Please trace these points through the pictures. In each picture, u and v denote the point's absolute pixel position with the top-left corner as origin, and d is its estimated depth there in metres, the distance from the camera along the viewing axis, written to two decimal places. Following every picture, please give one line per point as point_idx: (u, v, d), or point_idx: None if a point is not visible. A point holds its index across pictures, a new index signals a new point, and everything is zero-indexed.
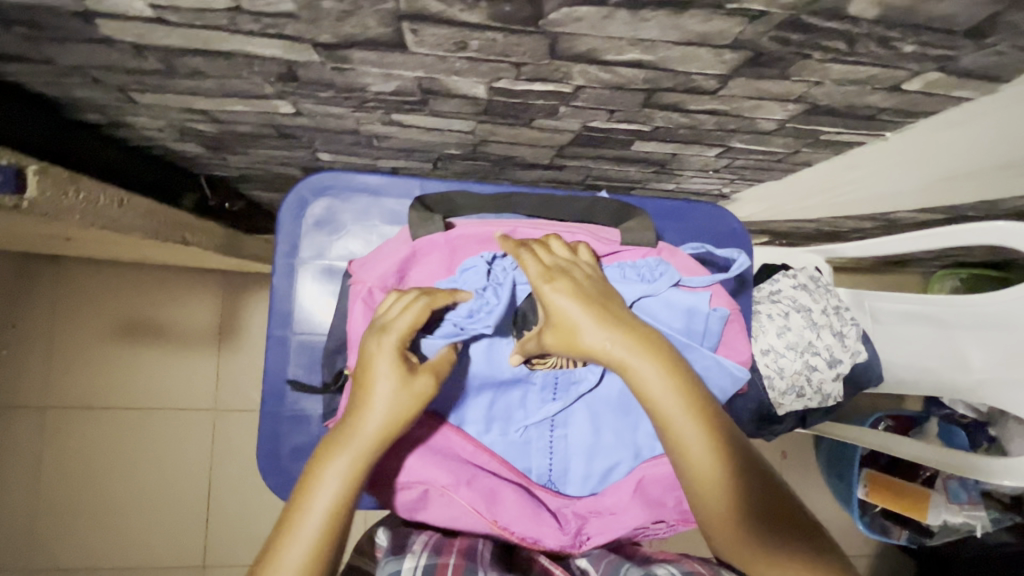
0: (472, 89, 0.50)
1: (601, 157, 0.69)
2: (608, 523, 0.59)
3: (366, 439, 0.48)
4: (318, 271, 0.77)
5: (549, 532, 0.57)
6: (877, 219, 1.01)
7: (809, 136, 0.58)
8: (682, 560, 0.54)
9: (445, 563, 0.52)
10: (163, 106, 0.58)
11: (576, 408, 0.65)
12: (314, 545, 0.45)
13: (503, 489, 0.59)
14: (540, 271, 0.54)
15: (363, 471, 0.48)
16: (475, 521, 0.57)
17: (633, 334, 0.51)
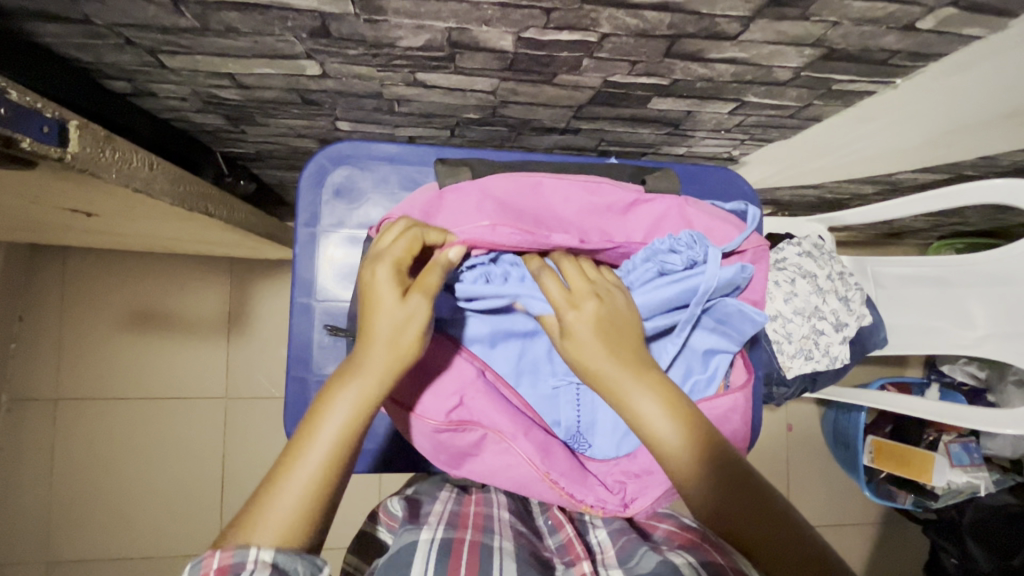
0: (500, 41, 0.51)
1: (616, 118, 0.71)
2: (645, 484, 0.59)
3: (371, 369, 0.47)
4: (340, 237, 0.78)
5: (596, 492, 0.58)
6: (880, 183, 1.03)
7: (821, 86, 0.60)
8: (700, 547, 0.54)
9: (461, 538, 0.55)
10: (192, 70, 0.59)
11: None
12: (314, 479, 0.43)
13: (555, 446, 0.60)
14: (564, 299, 0.54)
15: (365, 403, 0.47)
16: (527, 473, 0.57)
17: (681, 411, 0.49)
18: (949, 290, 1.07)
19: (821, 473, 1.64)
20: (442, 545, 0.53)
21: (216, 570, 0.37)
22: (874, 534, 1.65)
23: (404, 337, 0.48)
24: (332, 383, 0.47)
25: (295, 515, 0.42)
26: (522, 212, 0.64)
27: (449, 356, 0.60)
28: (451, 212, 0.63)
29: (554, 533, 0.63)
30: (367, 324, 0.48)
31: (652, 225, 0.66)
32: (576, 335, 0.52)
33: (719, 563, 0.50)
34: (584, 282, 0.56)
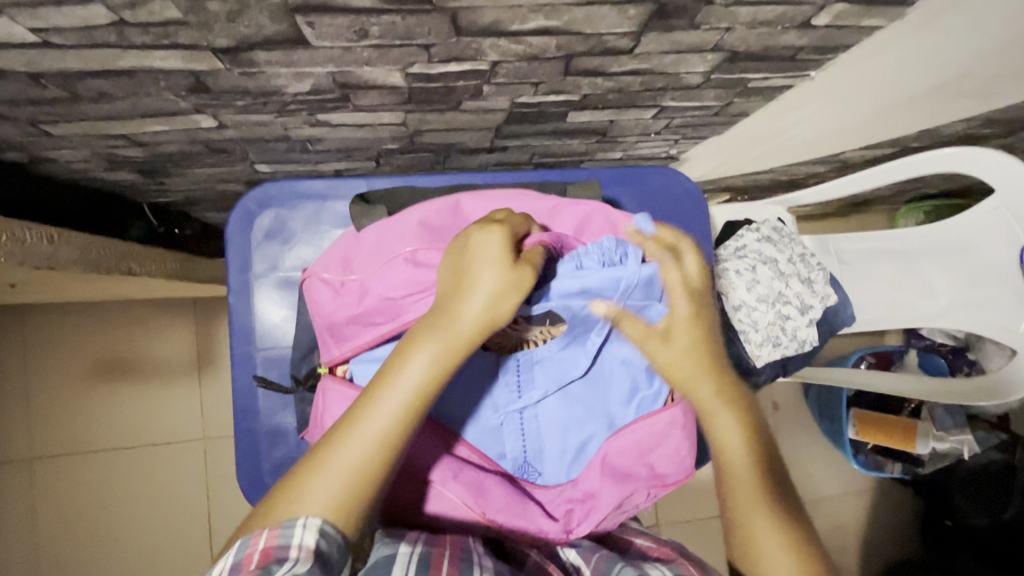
0: (389, 78, 0.49)
1: (540, 133, 0.69)
2: (591, 508, 0.59)
3: (461, 331, 0.47)
4: (273, 283, 0.76)
5: (539, 521, 0.57)
6: (830, 162, 1.02)
7: (736, 85, 0.58)
8: (676, 560, 0.54)
9: (440, 553, 0.49)
10: (82, 135, 0.56)
11: (549, 390, 0.64)
12: (392, 421, 0.46)
13: (489, 481, 0.58)
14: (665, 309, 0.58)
15: (446, 366, 0.48)
16: (463, 515, 0.56)
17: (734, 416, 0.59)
18: (909, 261, 1.05)
19: (811, 448, 1.63)
20: (422, 557, 0.48)
21: (261, 549, 0.42)
22: (871, 503, 1.64)
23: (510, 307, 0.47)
24: (417, 340, 0.48)
25: (365, 457, 0.46)
26: (443, 235, 0.60)
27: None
28: (368, 251, 0.60)
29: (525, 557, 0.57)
30: (467, 288, 0.47)
31: (585, 228, 0.62)
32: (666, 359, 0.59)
33: None
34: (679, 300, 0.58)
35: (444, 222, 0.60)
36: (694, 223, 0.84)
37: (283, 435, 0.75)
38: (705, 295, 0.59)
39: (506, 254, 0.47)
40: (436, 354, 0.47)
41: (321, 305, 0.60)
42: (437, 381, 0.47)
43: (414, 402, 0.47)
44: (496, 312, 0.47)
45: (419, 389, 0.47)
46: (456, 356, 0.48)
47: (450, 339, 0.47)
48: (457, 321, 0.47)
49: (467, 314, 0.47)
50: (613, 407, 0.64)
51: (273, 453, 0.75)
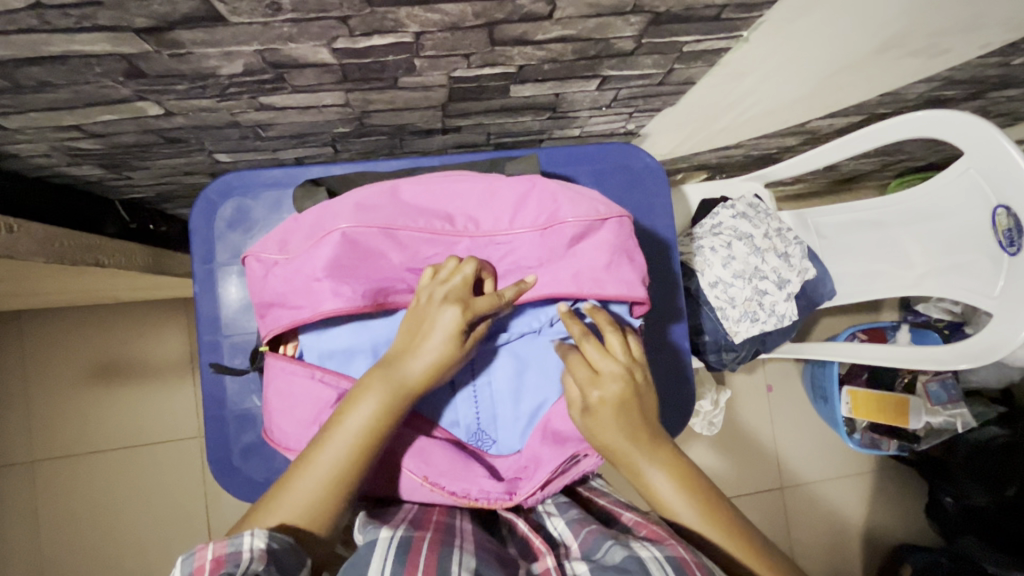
0: (317, 55, 0.50)
1: (488, 110, 0.70)
2: (535, 473, 0.62)
3: (406, 381, 0.55)
4: (237, 271, 0.78)
5: (481, 482, 0.61)
6: (800, 133, 1.01)
7: (671, 50, 0.59)
8: (667, 540, 0.51)
9: (422, 536, 0.53)
10: (34, 127, 0.58)
11: (493, 352, 0.68)
12: (338, 461, 0.52)
13: (432, 446, 0.61)
14: (586, 370, 0.58)
15: (391, 412, 0.54)
16: (407, 482, 0.60)
17: (670, 462, 0.56)
18: (887, 233, 1.07)
19: (808, 430, 1.61)
20: (403, 542, 0.51)
21: (211, 559, 0.45)
22: (871, 484, 1.62)
23: (449, 362, 0.57)
24: (368, 385, 0.55)
25: (311, 495, 0.51)
26: (377, 214, 0.61)
27: (303, 386, 0.61)
28: (307, 231, 0.61)
29: (510, 530, 0.61)
30: (418, 350, 0.56)
31: (520, 204, 0.64)
32: (595, 407, 0.56)
33: (684, 555, 0.48)
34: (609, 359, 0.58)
35: (382, 200, 0.62)
36: (656, 198, 0.85)
37: (251, 419, 0.77)
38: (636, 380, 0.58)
39: (456, 328, 0.56)
40: (381, 400, 0.54)
41: (256, 286, 0.62)
42: (380, 425, 0.54)
43: (360, 444, 0.53)
44: (439, 361, 0.56)
45: (363, 428, 0.53)
46: (395, 408, 0.55)
47: (396, 388, 0.55)
48: (407, 373, 0.55)
49: (417, 368, 0.56)
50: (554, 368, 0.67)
51: (242, 438, 0.77)
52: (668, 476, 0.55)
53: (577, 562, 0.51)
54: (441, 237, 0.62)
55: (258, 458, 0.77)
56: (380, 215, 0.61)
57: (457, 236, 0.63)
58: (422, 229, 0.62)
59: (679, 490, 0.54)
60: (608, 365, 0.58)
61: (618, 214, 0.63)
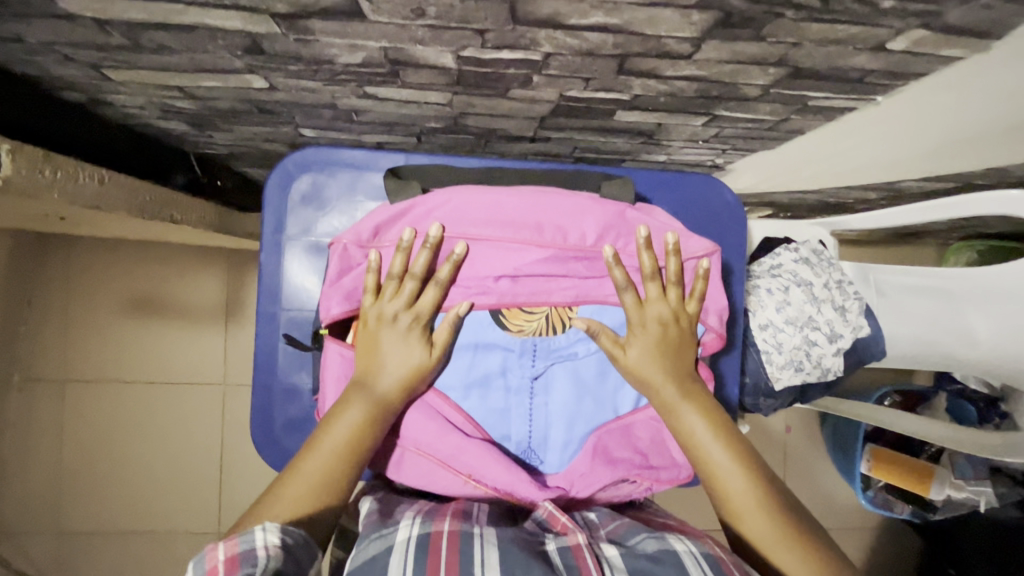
0: (440, 59, 0.49)
1: (584, 128, 0.67)
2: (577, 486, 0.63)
3: (384, 393, 0.60)
4: (305, 247, 0.78)
5: (524, 486, 0.61)
6: (884, 189, 0.97)
7: (795, 102, 0.56)
8: (702, 541, 0.54)
9: (439, 531, 0.53)
10: (139, 83, 0.58)
11: (554, 369, 0.67)
12: (328, 463, 0.57)
13: (474, 448, 0.62)
14: (635, 307, 0.63)
15: (373, 419, 0.59)
16: (452, 480, 0.62)
17: (706, 409, 0.62)
18: (954, 305, 1.04)
19: (820, 477, 1.60)
20: (420, 543, 0.51)
21: (223, 560, 0.45)
22: (873, 542, 1.60)
23: (416, 370, 0.61)
24: (348, 398, 0.59)
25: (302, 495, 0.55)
26: (469, 221, 0.62)
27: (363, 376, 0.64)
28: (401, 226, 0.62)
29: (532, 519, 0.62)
30: (388, 359, 0.61)
31: (608, 230, 0.63)
32: (636, 349, 0.63)
33: (718, 554, 0.51)
34: (659, 307, 0.63)
35: (471, 206, 0.62)
36: (730, 237, 0.82)
37: (298, 395, 0.77)
38: (680, 340, 0.64)
39: (422, 338, 0.62)
40: (362, 410, 0.59)
41: (347, 272, 0.63)
42: (364, 432, 0.59)
43: (345, 454, 0.58)
44: (405, 378, 0.61)
45: (351, 434, 0.58)
46: (376, 414, 0.59)
47: (373, 399, 0.59)
48: (380, 384, 0.60)
49: (390, 378, 0.60)
50: (614, 392, 0.68)
51: (285, 411, 0.78)
52: (703, 418, 0.61)
53: (606, 544, 0.54)
54: (527, 246, 0.61)
55: (299, 432, 0.78)
56: (472, 223, 0.62)
57: (541, 247, 0.62)
58: (507, 240, 0.61)
59: (716, 437, 0.60)
60: (658, 308, 0.63)
61: (710, 248, 0.65)
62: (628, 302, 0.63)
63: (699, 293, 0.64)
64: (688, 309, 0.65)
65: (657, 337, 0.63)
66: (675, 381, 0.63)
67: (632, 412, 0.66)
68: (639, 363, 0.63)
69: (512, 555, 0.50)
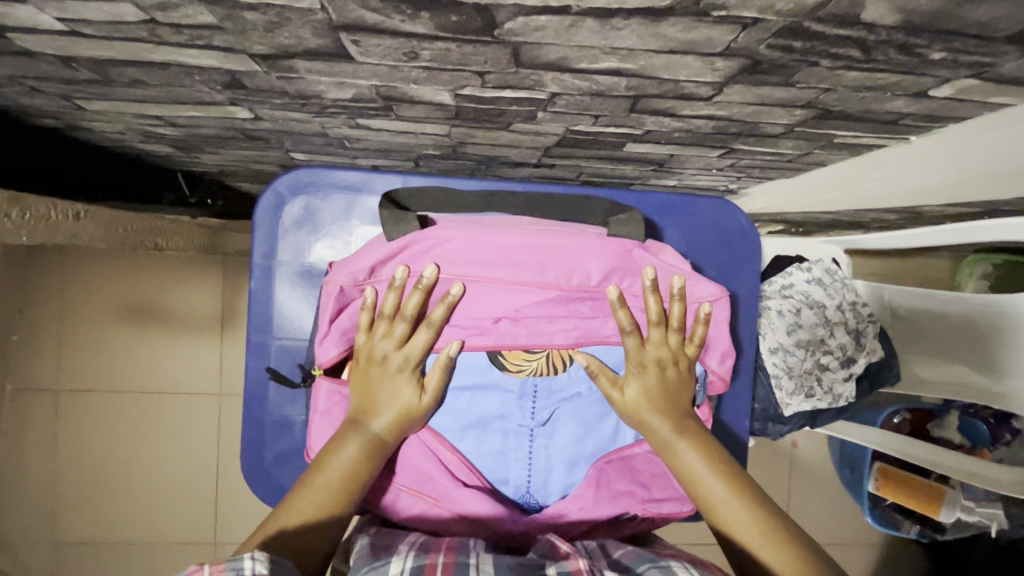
0: (436, 96, 0.45)
1: (591, 157, 0.63)
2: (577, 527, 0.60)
3: (379, 431, 0.57)
4: (297, 274, 0.74)
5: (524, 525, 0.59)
6: (903, 211, 0.93)
7: (821, 139, 0.52)
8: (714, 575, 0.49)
9: (433, 563, 0.50)
10: (116, 112, 0.54)
11: (555, 411, 0.63)
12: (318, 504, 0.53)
13: (470, 495, 0.58)
14: (634, 345, 0.60)
15: (366, 459, 0.56)
16: (447, 524, 0.59)
17: (704, 444, 0.58)
18: None
19: (826, 492, 1.57)
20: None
21: None
22: (880, 559, 1.57)
23: (409, 412, 0.58)
24: (341, 437, 0.56)
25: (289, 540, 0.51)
26: (467, 259, 0.58)
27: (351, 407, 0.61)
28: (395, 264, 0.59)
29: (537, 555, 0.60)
30: (381, 396, 0.57)
31: (615, 269, 0.59)
32: (632, 386, 0.59)
33: None
34: (658, 346, 0.60)
35: (469, 243, 0.58)
36: (742, 264, 0.78)
37: (289, 428, 0.74)
38: (680, 383, 0.61)
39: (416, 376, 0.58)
40: (356, 448, 0.56)
41: (338, 313, 0.59)
42: (358, 473, 0.55)
43: (337, 495, 0.54)
44: (399, 419, 0.57)
45: (344, 475, 0.54)
46: (369, 454, 0.56)
47: (368, 438, 0.56)
48: (375, 423, 0.57)
49: (384, 418, 0.57)
50: (617, 430, 0.64)
51: (276, 444, 0.75)
52: (701, 453, 0.57)
53: (609, 573, 0.49)
54: (529, 286, 0.58)
55: (290, 466, 0.74)
56: (472, 261, 0.58)
57: (545, 287, 0.58)
58: (507, 280, 0.58)
59: (716, 471, 0.56)
60: (656, 347, 0.60)
61: (717, 293, 0.61)
62: (624, 339, 0.60)
63: (700, 339, 0.61)
64: (687, 353, 0.61)
65: (653, 372, 0.60)
66: (673, 419, 0.59)
67: (633, 445, 0.63)
68: (634, 399, 0.59)
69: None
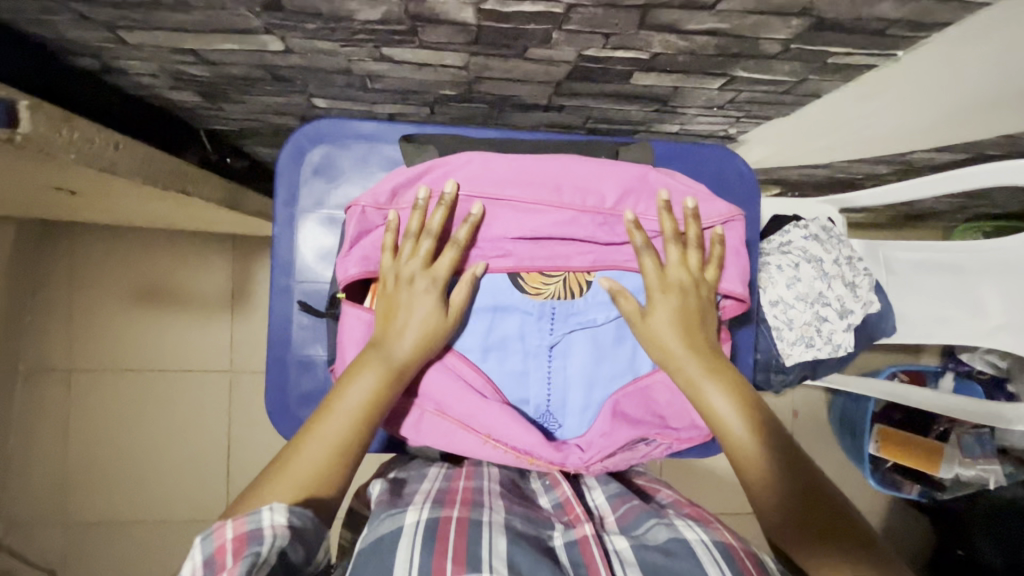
0: (460, 13, 0.49)
1: (599, 94, 0.67)
2: (595, 447, 0.63)
3: (398, 359, 0.58)
4: (318, 219, 0.77)
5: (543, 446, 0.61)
6: (894, 163, 0.97)
7: (815, 60, 0.56)
8: (713, 528, 0.54)
9: (448, 516, 0.52)
10: (153, 45, 0.57)
11: (571, 333, 0.67)
12: (338, 436, 0.54)
13: (493, 409, 0.61)
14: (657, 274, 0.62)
15: (384, 389, 0.57)
16: (471, 441, 0.62)
17: (730, 382, 0.60)
18: (965, 278, 1.03)
19: (827, 460, 1.60)
20: (429, 528, 0.50)
21: (232, 538, 0.44)
22: (881, 525, 1.60)
23: (431, 336, 0.60)
24: (359, 366, 0.57)
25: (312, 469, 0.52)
26: (486, 181, 0.62)
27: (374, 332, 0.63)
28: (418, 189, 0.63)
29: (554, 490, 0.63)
30: (403, 324, 0.59)
31: (625, 193, 0.63)
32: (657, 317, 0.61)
33: (732, 545, 0.51)
34: (681, 270, 0.62)
35: (486, 168, 0.62)
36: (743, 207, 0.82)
37: (313, 366, 0.77)
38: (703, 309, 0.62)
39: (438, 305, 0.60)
40: (374, 379, 0.57)
41: (364, 236, 0.63)
42: (376, 402, 0.56)
43: (357, 425, 0.55)
44: (421, 343, 0.59)
45: (362, 405, 0.56)
46: (387, 384, 0.57)
47: (388, 366, 0.57)
48: (394, 351, 0.58)
49: (405, 345, 0.58)
50: (633, 358, 0.67)
51: (300, 384, 0.77)
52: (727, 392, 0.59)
53: (615, 536, 0.54)
54: (548, 208, 0.62)
55: (314, 405, 0.77)
56: (488, 184, 0.62)
57: (560, 208, 0.62)
58: (525, 200, 0.62)
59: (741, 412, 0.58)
60: (678, 273, 0.62)
61: (722, 212, 0.65)
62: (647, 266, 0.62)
63: (714, 256, 0.64)
64: (707, 276, 0.63)
65: (678, 305, 0.61)
66: (697, 351, 0.61)
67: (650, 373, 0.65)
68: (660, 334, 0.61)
69: (520, 547, 0.49)
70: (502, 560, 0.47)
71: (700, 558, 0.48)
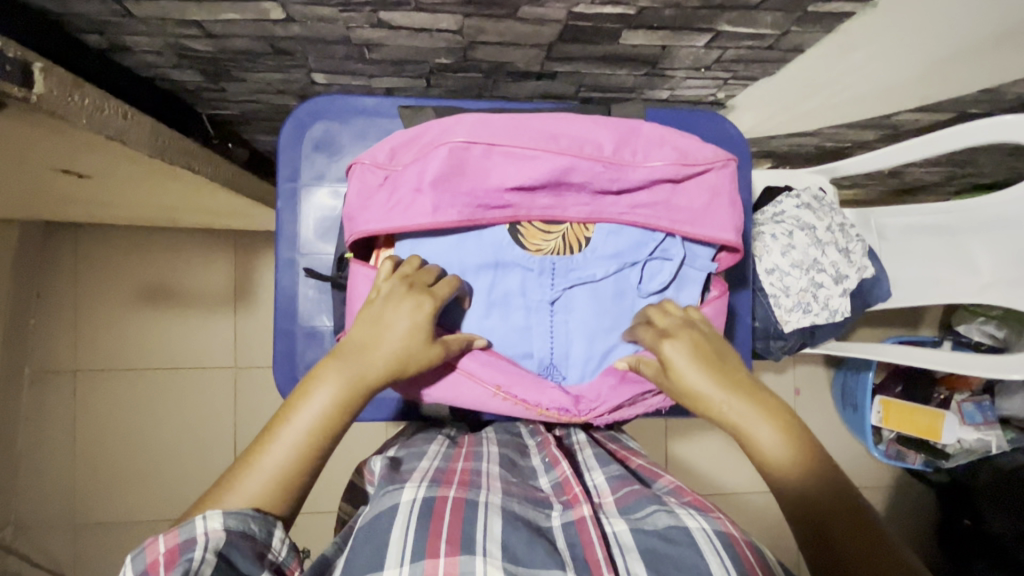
0: None
1: (590, 57, 0.69)
2: (600, 395, 0.65)
3: (368, 372, 0.52)
4: (320, 193, 0.79)
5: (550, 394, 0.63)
6: (880, 127, 0.99)
7: (796, 8, 0.58)
8: (714, 515, 0.50)
9: (444, 496, 0.49)
10: (160, 19, 0.59)
11: (572, 288, 0.68)
12: (294, 451, 0.48)
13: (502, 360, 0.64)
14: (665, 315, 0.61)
15: (348, 402, 0.51)
16: (480, 393, 0.63)
17: (759, 402, 0.54)
18: (955, 238, 1.05)
19: (831, 436, 1.60)
20: (424, 507, 0.47)
21: (165, 552, 0.41)
22: (887, 499, 1.60)
23: (406, 352, 0.54)
24: (322, 372, 0.51)
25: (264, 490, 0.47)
26: (483, 132, 0.62)
27: None
28: (416, 146, 0.64)
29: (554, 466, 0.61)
30: (379, 336, 0.54)
31: (622, 141, 0.64)
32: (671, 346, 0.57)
33: (732, 534, 0.47)
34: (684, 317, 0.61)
35: (483, 122, 0.63)
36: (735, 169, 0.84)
37: (319, 337, 0.78)
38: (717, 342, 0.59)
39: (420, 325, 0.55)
40: (337, 387, 0.51)
41: (363, 191, 0.64)
42: (337, 416, 0.50)
43: (315, 438, 0.49)
44: (398, 357, 0.54)
45: (321, 419, 0.50)
46: (353, 397, 0.51)
47: (350, 378, 0.51)
48: (366, 361, 0.52)
49: (379, 357, 0.53)
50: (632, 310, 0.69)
51: (307, 355, 0.79)
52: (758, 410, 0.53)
53: (614, 518, 0.50)
54: (547, 155, 0.61)
55: None
56: (485, 134, 0.62)
57: (558, 153, 0.61)
58: (521, 146, 0.61)
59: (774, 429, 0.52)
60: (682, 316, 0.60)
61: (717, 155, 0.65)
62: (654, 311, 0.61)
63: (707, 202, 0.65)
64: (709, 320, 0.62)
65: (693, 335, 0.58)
66: (721, 376, 0.55)
67: None
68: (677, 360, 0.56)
69: (517, 527, 0.46)
70: (497, 543, 0.44)
71: (701, 547, 0.44)
